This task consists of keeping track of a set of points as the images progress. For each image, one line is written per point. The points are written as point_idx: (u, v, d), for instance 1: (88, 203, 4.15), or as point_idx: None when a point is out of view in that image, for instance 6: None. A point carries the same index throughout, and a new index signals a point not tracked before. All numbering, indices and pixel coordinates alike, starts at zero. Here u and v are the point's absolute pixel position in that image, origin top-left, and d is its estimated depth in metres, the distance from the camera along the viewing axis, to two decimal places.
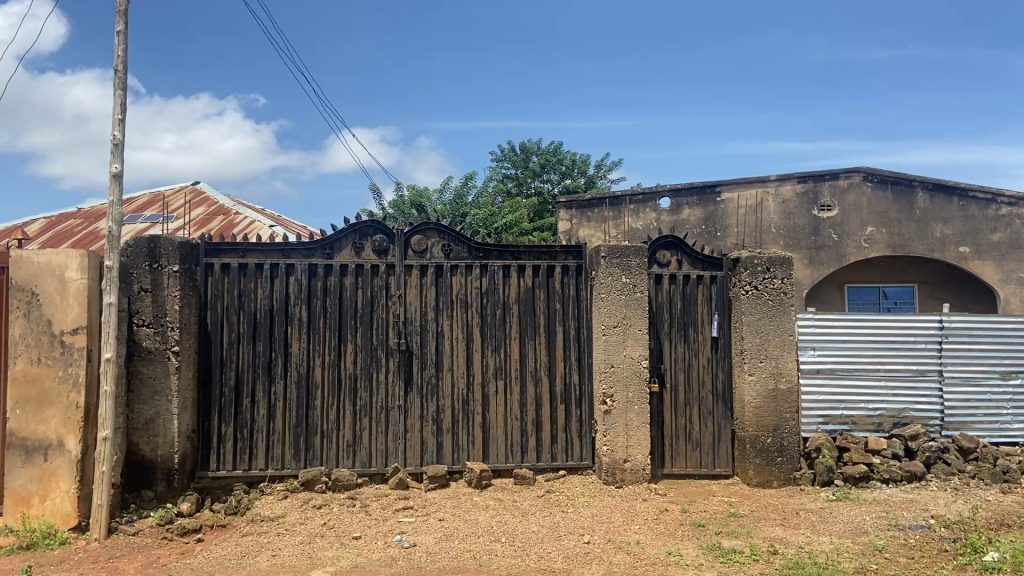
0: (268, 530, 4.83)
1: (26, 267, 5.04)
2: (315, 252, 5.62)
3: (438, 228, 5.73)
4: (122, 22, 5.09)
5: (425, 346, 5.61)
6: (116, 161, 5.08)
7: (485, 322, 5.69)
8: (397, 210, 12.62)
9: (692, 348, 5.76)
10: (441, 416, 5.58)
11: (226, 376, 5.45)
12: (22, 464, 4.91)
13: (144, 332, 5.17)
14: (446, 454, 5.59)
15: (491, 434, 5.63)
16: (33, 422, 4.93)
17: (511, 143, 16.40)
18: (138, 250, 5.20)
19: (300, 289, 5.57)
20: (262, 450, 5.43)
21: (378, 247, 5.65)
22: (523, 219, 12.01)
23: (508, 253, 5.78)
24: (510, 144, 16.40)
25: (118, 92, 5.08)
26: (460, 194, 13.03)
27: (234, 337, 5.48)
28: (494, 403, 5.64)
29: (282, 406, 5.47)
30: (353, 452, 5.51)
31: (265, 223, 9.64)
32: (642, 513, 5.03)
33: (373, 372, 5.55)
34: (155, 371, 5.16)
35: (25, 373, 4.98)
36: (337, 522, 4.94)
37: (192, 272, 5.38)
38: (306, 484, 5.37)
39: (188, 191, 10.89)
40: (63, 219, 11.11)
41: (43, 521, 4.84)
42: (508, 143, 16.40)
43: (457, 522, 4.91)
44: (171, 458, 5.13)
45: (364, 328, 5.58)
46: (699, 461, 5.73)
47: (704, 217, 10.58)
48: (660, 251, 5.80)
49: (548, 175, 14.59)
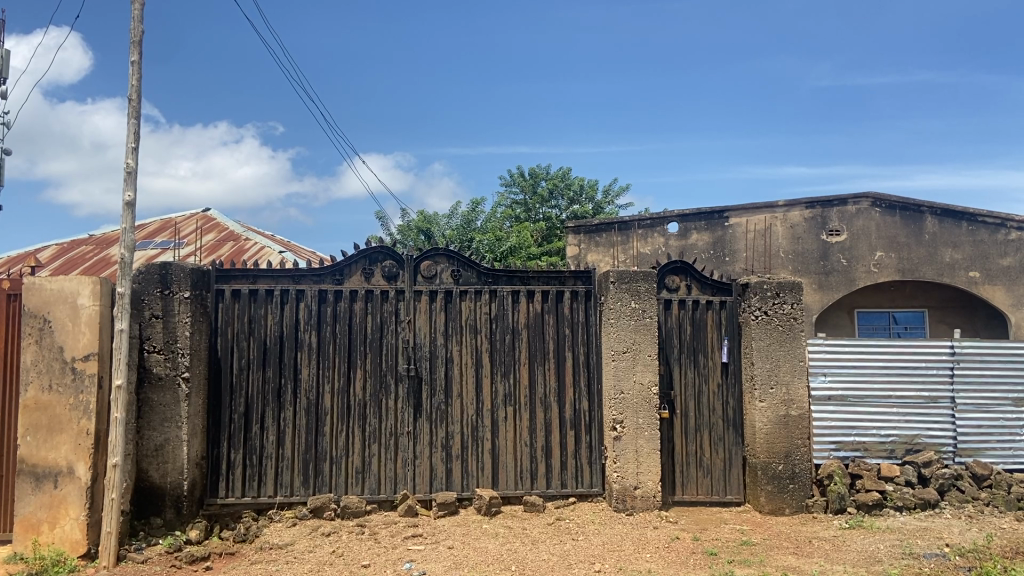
0: (278, 558, 4.81)
1: (37, 294, 5.07)
2: (325, 278, 5.65)
3: (447, 253, 5.74)
4: (137, 53, 5.17)
5: (434, 371, 5.61)
6: (129, 189, 5.15)
7: (494, 347, 5.69)
8: (405, 236, 12.68)
9: (702, 374, 5.74)
10: (450, 443, 5.57)
11: (236, 402, 5.45)
12: (32, 491, 4.91)
13: (154, 358, 5.19)
14: (455, 481, 5.56)
15: (501, 460, 5.60)
16: (43, 449, 4.94)
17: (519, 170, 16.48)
18: (149, 276, 5.24)
19: (309, 314, 5.59)
20: (271, 477, 5.42)
21: (387, 272, 5.68)
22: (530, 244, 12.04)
23: (517, 279, 5.78)
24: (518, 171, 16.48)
25: (132, 120, 5.15)
26: (469, 219, 13.07)
27: (244, 363, 5.49)
28: (503, 429, 5.62)
29: (291, 433, 5.47)
30: (362, 478, 5.48)
31: (275, 249, 9.70)
32: (653, 541, 4.99)
33: (382, 399, 5.55)
34: (165, 398, 5.18)
35: (36, 400, 4.99)
36: (346, 549, 4.91)
37: (203, 298, 5.42)
38: (315, 511, 5.36)
39: (199, 217, 10.98)
40: (75, 246, 11.18)
41: (53, 548, 4.84)
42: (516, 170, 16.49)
43: (467, 549, 4.88)
44: (180, 485, 5.14)
45: (373, 354, 5.59)
46: (711, 488, 5.68)
47: (712, 242, 10.59)
48: (669, 277, 5.80)
49: (556, 201, 14.62)
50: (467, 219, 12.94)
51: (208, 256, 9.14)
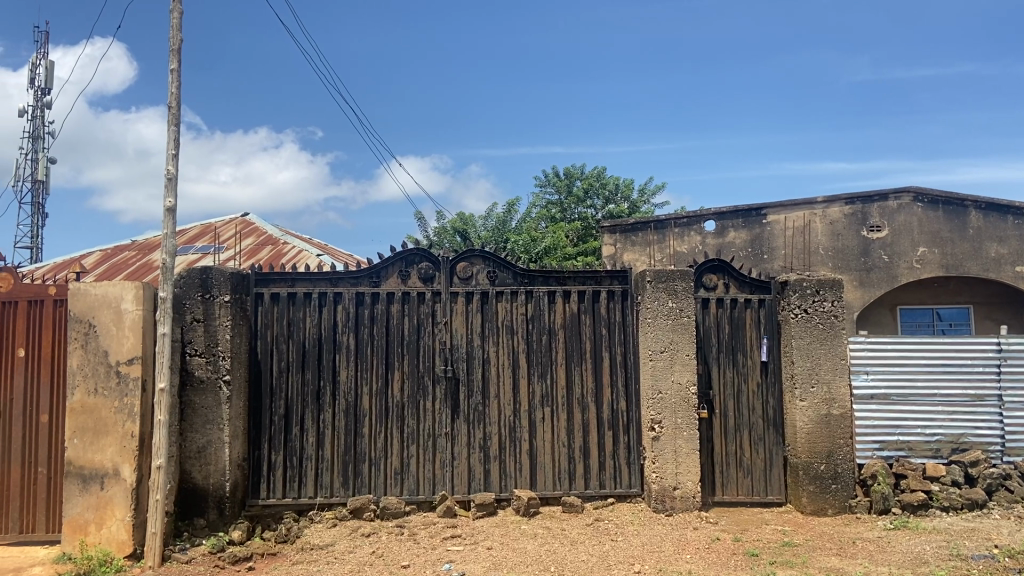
0: (319, 559, 4.85)
1: (83, 299, 5.17)
2: (362, 280, 5.69)
3: (483, 255, 5.75)
4: (176, 61, 5.26)
5: (471, 373, 5.62)
6: (170, 195, 5.26)
7: (531, 348, 5.68)
8: (441, 238, 12.74)
9: (741, 373, 5.68)
10: (488, 443, 5.57)
11: (276, 404, 5.50)
12: (79, 493, 5.00)
13: (197, 361, 5.27)
14: (494, 482, 5.56)
15: (539, 461, 5.60)
16: (90, 451, 5.04)
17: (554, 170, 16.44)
18: (191, 281, 5.30)
19: (347, 317, 5.63)
20: (311, 478, 5.47)
21: (424, 274, 5.71)
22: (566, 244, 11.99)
23: (554, 279, 5.77)
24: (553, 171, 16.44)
25: (172, 127, 5.25)
26: (504, 220, 13.07)
27: (284, 366, 5.54)
28: (540, 430, 5.62)
29: (330, 434, 5.51)
30: (401, 479, 5.51)
31: (313, 252, 9.75)
32: (693, 542, 4.95)
33: (420, 400, 5.57)
34: (208, 400, 5.26)
35: (82, 403, 5.08)
36: (386, 550, 4.94)
37: (243, 302, 5.48)
38: (354, 511, 5.39)
39: (239, 222, 11.11)
40: (118, 252, 11.40)
41: (100, 548, 4.93)
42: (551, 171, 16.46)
43: (506, 550, 4.88)
44: (223, 486, 5.20)
45: (410, 355, 5.61)
46: (751, 488, 5.62)
47: (750, 240, 10.49)
48: (706, 275, 5.74)
49: (591, 201, 14.56)
50: (502, 220, 12.93)
51: (248, 261, 9.21)
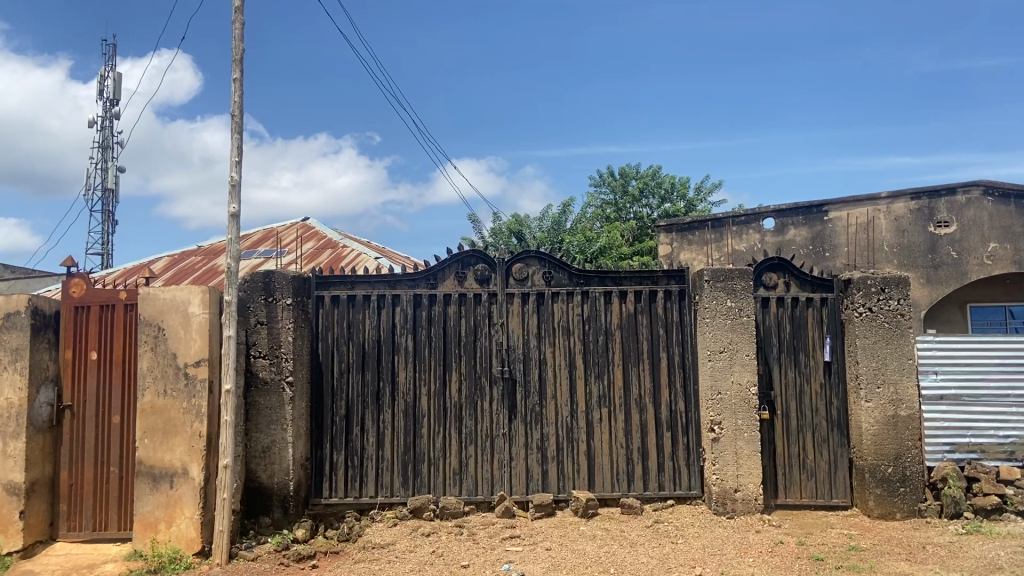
0: (380, 557, 4.91)
1: (153, 304, 5.34)
2: (419, 282, 5.76)
3: (539, 255, 5.76)
4: (238, 71, 5.43)
5: (528, 373, 5.63)
6: (234, 202, 5.44)
7: (588, 348, 5.67)
8: (496, 239, 12.83)
9: (803, 373, 5.57)
10: (546, 444, 5.57)
11: (337, 405, 5.60)
12: (150, 491, 5.16)
13: (261, 363, 5.41)
14: (551, 483, 5.56)
15: (597, 462, 5.58)
16: (160, 451, 5.19)
17: (609, 170, 16.38)
18: (254, 285, 5.46)
19: (405, 319, 5.70)
20: (372, 478, 5.54)
21: (480, 275, 5.74)
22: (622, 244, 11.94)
23: (610, 279, 5.74)
24: (608, 171, 16.39)
25: (235, 135, 5.42)
26: (559, 221, 13.07)
27: (344, 367, 5.64)
28: (598, 431, 5.60)
29: (390, 434, 5.59)
30: (459, 479, 5.55)
31: (371, 255, 9.88)
32: (755, 546, 4.87)
33: (477, 401, 5.61)
34: (271, 401, 5.38)
35: (152, 404, 5.24)
36: (446, 550, 4.98)
37: (305, 305, 5.60)
38: (414, 511, 5.45)
39: (299, 227, 11.36)
40: (185, 257, 11.75)
41: (170, 546, 5.06)
42: (605, 171, 16.41)
43: (565, 551, 4.87)
44: (287, 485, 5.31)
45: (467, 357, 5.65)
46: (815, 491, 5.50)
47: (811, 238, 10.31)
48: (766, 274, 5.65)
49: (647, 200, 14.46)
50: (557, 220, 12.93)
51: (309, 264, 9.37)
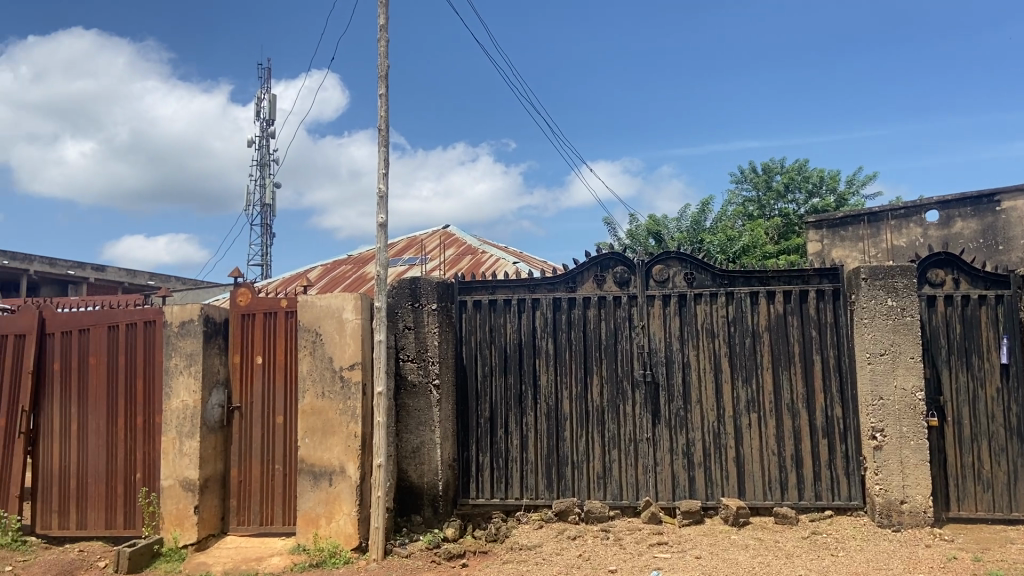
0: (528, 559, 4.97)
1: (311, 311, 5.66)
2: (558, 286, 5.78)
3: (680, 256, 5.64)
4: (384, 86, 5.69)
5: (671, 377, 5.53)
6: (382, 212, 5.71)
7: (734, 351, 5.50)
8: (634, 241, 12.75)
9: (977, 377, 5.15)
10: (692, 449, 5.45)
11: (481, 407, 5.72)
12: (312, 488, 5.45)
13: (409, 366, 5.62)
14: (699, 489, 5.43)
15: (747, 469, 5.39)
16: (319, 450, 5.48)
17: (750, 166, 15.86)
18: (402, 291, 5.69)
19: (546, 322, 5.74)
20: (517, 480, 5.62)
21: (619, 278, 5.69)
22: (767, 242, 11.50)
23: (756, 280, 5.54)
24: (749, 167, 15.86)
25: (382, 148, 5.69)
26: (699, 220, 12.79)
27: (487, 370, 5.76)
28: (747, 436, 5.41)
29: (534, 437, 5.64)
30: (604, 483, 5.52)
31: (510, 261, 10.03)
32: (925, 560, 4.54)
33: (620, 405, 5.56)
34: (420, 403, 5.57)
35: (312, 406, 5.55)
36: (592, 554, 4.97)
37: (449, 310, 5.76)
38: (560, 514, 5.47)
39: (440, 234, 11.73)
40: (336, 266, 12.43)
41: (330, 541, 5.33)
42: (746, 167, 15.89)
43: (716, 560, 4.74)
44: (436, 485, 5.48)
45: (608, 360, 5.61)
46: (992, 505, 5.08)
47: (981, 230, 9.50)
48: (932, 271, 5.26)
49: (793, 195, 13.88)
50: (697, 220, 12.68)
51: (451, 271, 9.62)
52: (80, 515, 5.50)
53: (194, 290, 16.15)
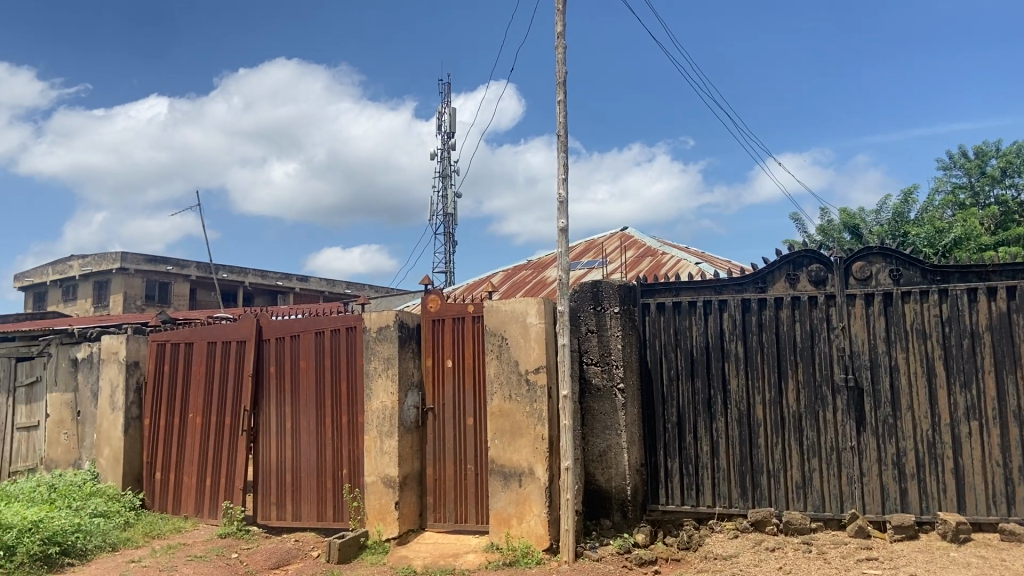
0: (723, 569, 4.81)
1: (496, 315, 5.81)
2: (747, 286, 5.56)
3: (883, 252, 5.24)
4: (562, 93, 5.76)
5: (877, 382, 5.15)
6: (563, 217, 5.75)
7: (949, 353, 5.04)
8: (828, 237, 12.11)
9: None
10: (903, 459, 5.04)
11: (669, 412, 5.62)
12: (502, 488, 5.60)
13: (593, 369, 5.63)
14: (913, 502, 5.01)
15: (969, 484, 4.91)
16: (508, 451, 5.62)
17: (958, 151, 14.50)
18: (584, 295, 5.71)
19: (734, 324, 5.54)
20: (709, 487, 5.46)
21: (815, 277, 5.38)
22: (983, 233, 10.43)
23: (974, 275, 5.05)
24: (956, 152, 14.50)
25: (561, 154, 5.76)
26: (901, 212, 11.85)
27: (674, 374, 5.64)
28: (968, 447, 4.93)
29: (725, 443, 5.46)
30: (804, 494, 5.24)
31: (693, 259, 9.13)
32: None
33: (819, 411, 5.26)
34: (605, 407, 5.56)
35: (500, 408, 5.70)
36: (794, 567, 4.72)
37: (632, 312, 5.70)
38: (756, 524, 5.26)
39: (621, 236, 11.49)
40: (517, 271, 12.69)
41: (522, 541, 5.43)
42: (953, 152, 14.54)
43: None
44: (625, 489, 5.43)
45: (805, 364, 5.32)
46: None
47: None
48: None
49: (1013, 179, 12.53)
50: (900, 212, 11.75)
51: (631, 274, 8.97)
52: (295, 507, 5.98)
53: (389, 301, 17.21)
